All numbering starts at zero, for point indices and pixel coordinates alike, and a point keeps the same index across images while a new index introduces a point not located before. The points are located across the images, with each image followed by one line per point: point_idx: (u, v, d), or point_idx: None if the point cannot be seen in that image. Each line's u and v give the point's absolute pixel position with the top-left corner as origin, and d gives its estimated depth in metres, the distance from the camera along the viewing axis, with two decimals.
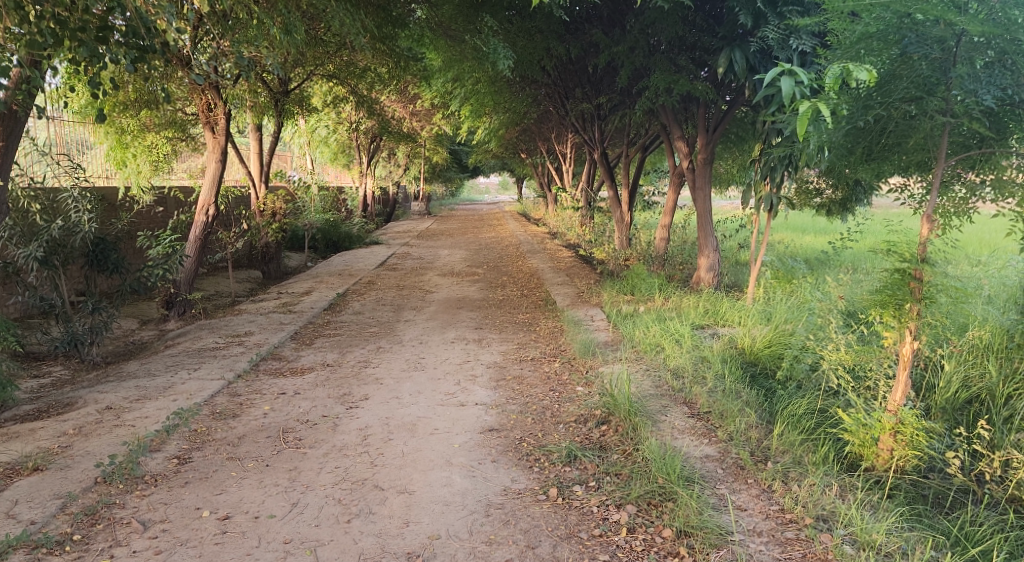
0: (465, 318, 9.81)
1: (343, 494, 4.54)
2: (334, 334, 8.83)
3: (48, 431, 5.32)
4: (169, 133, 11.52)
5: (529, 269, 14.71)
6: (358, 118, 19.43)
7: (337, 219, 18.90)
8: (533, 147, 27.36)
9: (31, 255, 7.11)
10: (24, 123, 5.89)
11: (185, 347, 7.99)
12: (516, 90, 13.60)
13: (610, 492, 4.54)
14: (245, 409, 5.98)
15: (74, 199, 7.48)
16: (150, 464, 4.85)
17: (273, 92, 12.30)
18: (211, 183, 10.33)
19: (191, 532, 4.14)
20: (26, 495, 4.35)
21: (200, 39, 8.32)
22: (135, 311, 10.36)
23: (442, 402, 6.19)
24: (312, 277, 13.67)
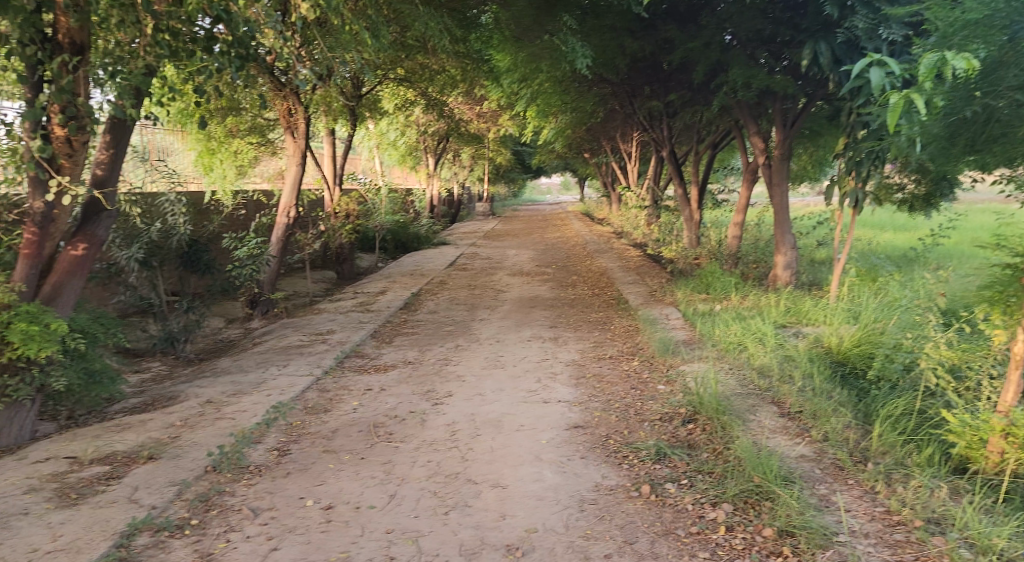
0: (539, 317, 9.83)
1: (438, 487, 4.63)
2: (412, 333, 8.98)
3: (157, 423, 5.71)
4: (253, 139, 11.94)
5: (598, 268, 14.66)
6: (427, 120, 19.75)
7: (406, 220, 19.19)
8: (597, 146, 27.17)
9: (132, 257, 7.63)
10: (132, 130, 6.14)
11: (272, 344, 8.29)
12: (583, 89, 13.57)
13: (704, 490, 4.50)
14: (335, 404, 6.16)
15: (170, 202, 7.92)
16: (254, 455, 5.08)
17: (349, 97, 12.65)
18: (292, 186, 10.66)
19: (297, 520, 4.28)
20: (144, 482, 4.61)
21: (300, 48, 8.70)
22: (220, 311, 10.78)
23: (524, 399, 6.22)
24: (385, 276, 13.91)
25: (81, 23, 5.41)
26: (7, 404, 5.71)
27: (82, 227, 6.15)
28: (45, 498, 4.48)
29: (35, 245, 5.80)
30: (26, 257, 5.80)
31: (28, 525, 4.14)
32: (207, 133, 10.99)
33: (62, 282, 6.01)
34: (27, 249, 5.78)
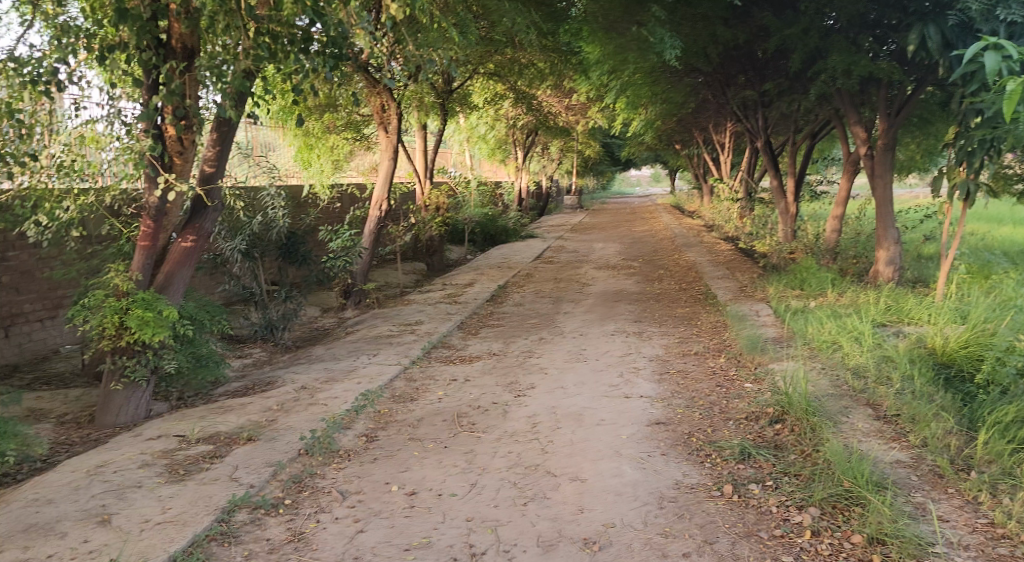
0: (624, 311, 9.79)
1: (517, 478, 4.73)
2: (497, 325, 9.11)
3: (256, 406, 6.10)
4: (348, 134, 12.47)
5: (686, 262, 14.44)
6: (516, 113, 19.92)
7: (494, 213, 19.41)
8: (689, 137, 26.64)
9: (236, 248, 8.13)
10: (236, 129, 6.48)
11: (363, 334, 8.61)
12: (674, 81, 13.35)
13: (790, 493, 4.41)
14: (421, 393, 6.37)
15: (271, 197, 8.39)
16: (343, 441, 5.34)
17: (439, 92, 12.89)
18: (384, 179, 10.99)
19: (383, 504, 4.46)
20: (244, 462, 4.92)
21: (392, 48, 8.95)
22: (316, 301, 11.25)
23: (606, 393, 6.24)
24: (473, 269, 14.14)
25: (192, 28, 5.80)
26: (126, 385, 6.23)
27: (191, 220, 6.57)
28: (156, 473, 4.84)
29: (147, 236, 6.23)
30: (143, 247, 6.26)
31: (141, 497, 4.49)
32: (306, 129, 11.57)
33: (173, 272, 6.44)
34: (144, 240, 6.24)
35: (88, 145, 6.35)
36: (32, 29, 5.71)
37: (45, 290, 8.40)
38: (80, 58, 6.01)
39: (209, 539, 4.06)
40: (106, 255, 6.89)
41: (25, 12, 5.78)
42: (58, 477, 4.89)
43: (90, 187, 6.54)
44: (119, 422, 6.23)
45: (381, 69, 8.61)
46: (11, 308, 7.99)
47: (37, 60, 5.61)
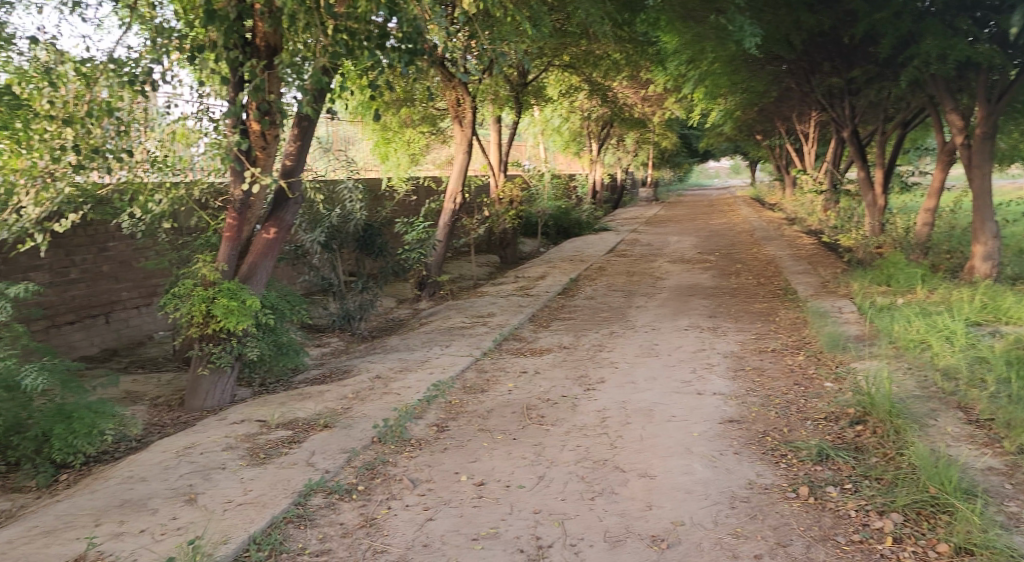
0: (698, 306, 9.61)
1: (586, 472, 4.73)
2: (569, 318, 9.10)
3: (333, 394, 6.28)
4: (424, 128, 12.54)
5: (765, 256, 14.06)
6: (591, 105, 19.80)
7: (568, 205, 19.38)
8: (770, 127, 25.89)
9: (315, 240, 8.39)
10: (315, 124, 6.66)
11: (437, 325, 8.76)
12: (755, 69, 12.98)
13: (871, 497, 4.25)
14: (491, 384, 6.44)
15: (349, 190, 8.65)
16: (415, 430, 5.46)
17: (514, 85, 12.94)
18: (458, 173, 11.12)
19: (452, 494, 4.53)
20: (320, 447, 5.09)
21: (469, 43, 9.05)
22: (392, 292, 11.48)
23: (678, 389, 6.16)
24: (546, 262, 14.16)
25: (274, 28, 6.01)
26: (212, 370, 6.51)
27: (273, 212, 6.78)
28: (239, 455, 5.06)
29: (232, 227, 6.49)
30: (229, 239, 6.51)
31: (225, 478, 4.70)
32: (383, 123, 11.81)
33: (256, 263, 6.68)
34: (229, 232, 6.49)
35: (178, 141, 6.65)
36: (130, 31, 6.00)
37: (141, 279, 8.86)
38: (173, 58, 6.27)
39: (287, 521, 4.20)
40: (195, 246, 7.22)
41: (123, 15, 6.09)
42: (150, 456, 5.17)
43: (179, 180, 6.79)
44: (206, 406, 6.52)
45: (456, 63, 8.69)
46: (110, 296, 8.45)
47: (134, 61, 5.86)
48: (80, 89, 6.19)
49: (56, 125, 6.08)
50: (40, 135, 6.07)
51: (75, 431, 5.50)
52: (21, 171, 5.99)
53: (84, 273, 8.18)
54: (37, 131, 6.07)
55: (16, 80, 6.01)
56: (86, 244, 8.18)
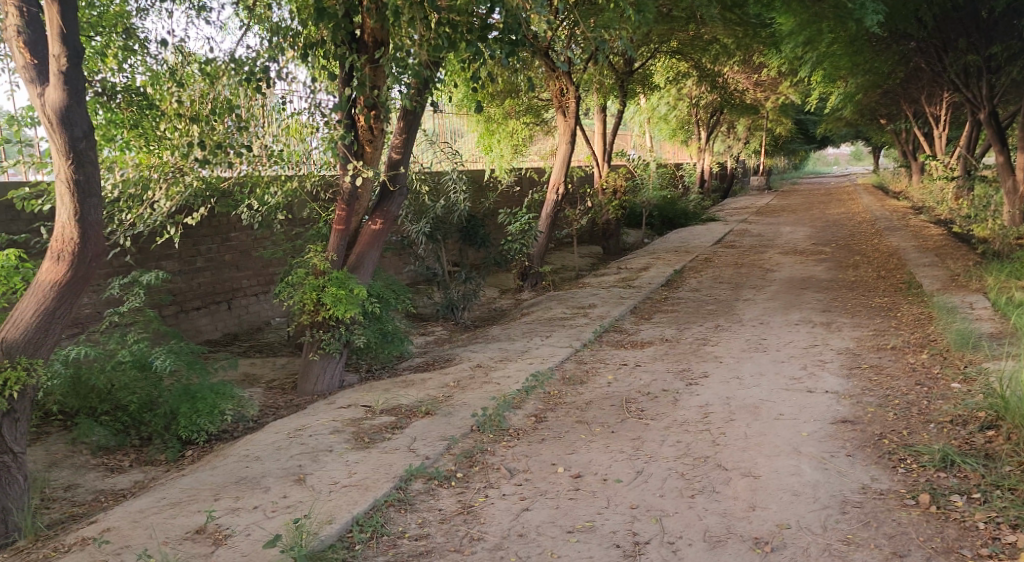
0: (811, 299, 9.17)
1: (686, 469, 4.60)
2: (672, 310, 8.88)
3: (435, 382, 6.40)
4: (527, 119, 12.61)
5: (887, 247, 13.26)
6: (700, 91, 19.30)
7: (674, 195, 18.95)
8: (895, 110, 24.35)
9: (421, 231, 8.58)
10: (420, 116, 6.74)
11: (538, 316, 8.76)
12: (880, 48, 12.23)
13: (1001, 509, 3.92)
14: (591, 376, 6.38)
15: (454, 181, 8.66)
16: (513, 419, 5.48)
17: (619, 74, 12.74)
18: (561, 163, 11.07)
19: (548, 485, 4.52)
20: (421, 434, 5.20)
21: (575, 31, 8.95)
22: (494, 283, 11.59)
23: (787, 386, 5.89)
24: (650, 253, 13.89)
25: (380, 23, 6.11)
26: (322, 355, 6.76)
27: (379, 204, 6.95)
28: (345, 439, 5.23)
29: (341, 219, 6.69)
30: (338, 230, 6.74)
31: (331, 460, 4.87)
32: (487, 115, 11.95)
33: (362, 254, 6.86)
34: (338, 223, 6.70)
35: (293, 137, 6.99)
36: (250, 32, 6.30)
37: (260, 268, 9.33)
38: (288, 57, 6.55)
39: (388, 504, 4.28)
40: (307, 236, 7.53)
41: (244, 16, 6.37)
42: (265, 437, 5.42)
43: (293, 173, 7.15)
44: (317, 390, 6.77)
45: (559, 52, 8.60)
46: (232, 284, 8.91)
47: (253, 60, 6.20)
48: (204, 89, 6.52)
49: (184, 123, 6.51)
50: (171, 133, 6.52)
51: (198, 410, 5.84)
52: (153, 166, 6.48)
53: (209, 261, 8.63)
54: (167, 130, 6.53)
55: (148, 83, 6.51)
56: (211, 234, 8.65)
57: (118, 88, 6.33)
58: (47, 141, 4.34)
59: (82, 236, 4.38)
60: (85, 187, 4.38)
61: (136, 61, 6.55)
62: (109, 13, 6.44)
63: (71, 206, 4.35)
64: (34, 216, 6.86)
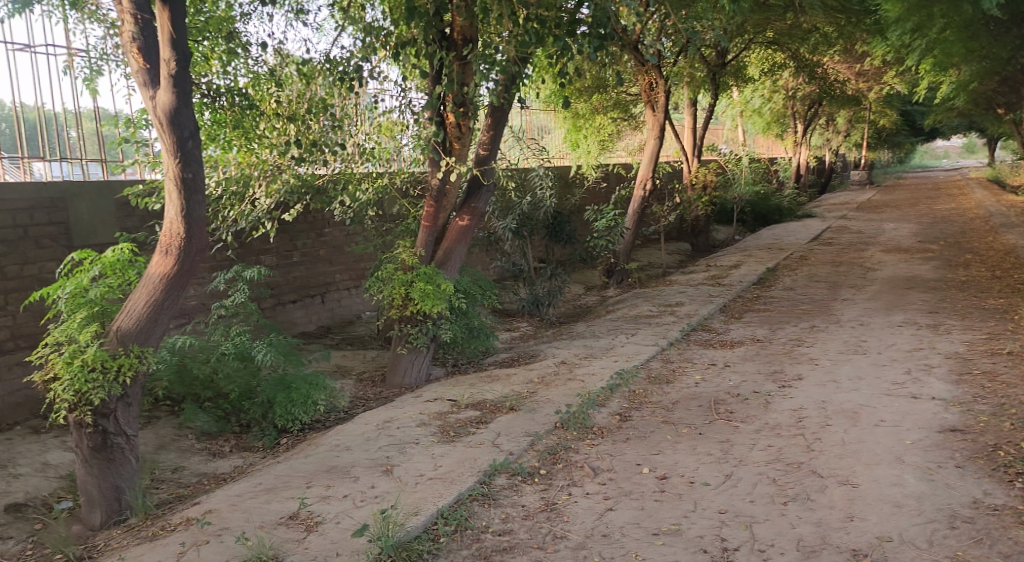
0: (916, 300, 8.69)
1: (778, 474, 4.44)
2: (765, 310, 8.60)
3: (519, 377, 6.42)
4: (615, 114, 12.46)
5: (1002, 246, 12.42)
6: (798, 83, 18.61)
7: (768, 191, 18.34)
8: (1013, 99, 22.76)
9: (507, 227, 8.63)
10: (508, 112, 6.73)
11: (624, 313, 8.66)
12: (998, 33, 11.45)
13: None
14: (678, 375, 6.25)
15: (540, 177, 8.71)
16: (597, 417, 5.42)
17: (711, 66, 12.44)
18: (649, 159, 10.89)
19: (633, 485, 4.44)
20: (505, 429, 5.21)
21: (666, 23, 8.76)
22: (580, 280, 11.52)
23: (889, 391, 5.60)
24: (742, 250, 13.50)
25: (469, 20, 6.12)
26: (410, 349, 6.86)
27: (468, 200, 7.00)
28: (431, 432, 5.30)
29: (430, 216, 6.79)
30: (426, 226, 6.84)
31: (418, 452, 4.94)
32: (574, 111, 11.92)
33: (451, 249, 6.93)
34: (427, 220, 6.81)
35: (385, 134, 7.05)
36: (344, 33, 6.48)
37: (351, 263, 9.61)
38: (380, 56, 6.71)
39: (473, 498, 4.30)
40: (396, 232, 7.69)
41: (339, 17, 6.57)
42: (354, 428, 5.56)
43: (385, 170, 7.16)
44: (405, 383, 6.89)
45: (649, 45, 8.44)
46: (324, 278, 9.19)
47: (348, 60, 6.42)
48: (302, 89, 6.79)
49: (282, 122, 6.78)
50: (269, 133, 6.79)
51: (294, 400, 6.05)
52: (252, 165, 6.64)
53: (304, 255, 8.92)
54: (265, 129, 6.81)
55: (250, 84, 6.85)
56: (306, 229, 8.94)
57: (223, 90, 6.76)
58: (158, 141, 4.57)
59: (188, 232, 4.59)
60: (191, 185, 4.58)
61: (238, 64, 6.85)
62: (215, 18, 6.70)
63: (178, 203, 4.56)
64: (146, 213, 7.28)
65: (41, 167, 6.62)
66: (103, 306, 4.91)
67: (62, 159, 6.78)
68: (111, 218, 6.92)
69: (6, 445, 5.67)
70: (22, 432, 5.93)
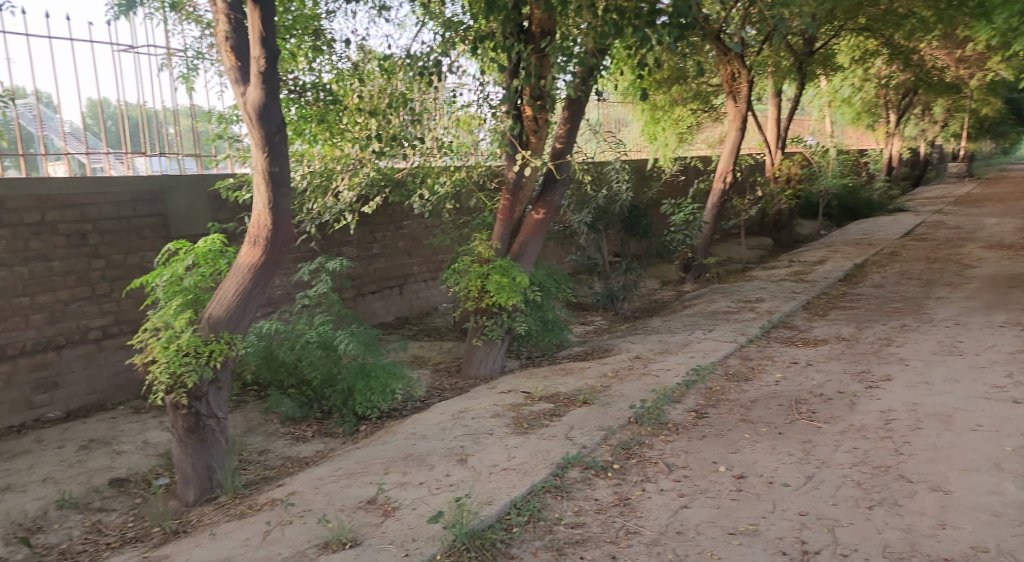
0: (1018, 299, 8.21)
1: (863, 477, 4.29)
2: (851, 307, 8.29)
3: (594, 371, 6.40)
4: (695, 105, 12.19)
5: None
6: (892, 70, 17.80)
7: (857, 184, 17.64)
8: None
9: (583, 221, 8.61)
10: (585, 105, 6.71)
11: (701, 309, 8.52)
12: None
13: None
14: (757, 373, 6.11)
15: (616, 170, 8.65)
16: (673, 414, 5.36)
17: (797, 55, 12.04)
18: (730, 152, 10.65)
19: (709, 483, 4.38)
20: (579, 423, 5.21)
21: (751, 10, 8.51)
22: (656, 274, 11.39)
23: (986, 395, 5.32)
24: (828, 245, 13.04)
25: (548, 13, 6.12)
26: (485, 341, 6.94)
27: (543, 194, 7.01)
28: (505, 423, 5.35)
29: (506, 210, 6.84)
30: (502, 220, 6.90)
31: (492, 443, 5.00)
32: (652, 103, 11.75)
33: (526, 242, 6.98)
34: (502, 213, 6.86)
35: (463, 129, 7.13)
36: (425, 28, 6.59)
37: (429, 255, 9.78)
38: (459, 50, 6.76)
39: (546, 490, 4.32)
40: (473, 225, 7.79)
41: (419, 13, 6.68)
42: (431, 417, 5.67)
43: (462, 164, 7.33)
44: (480, 374, 6.97)
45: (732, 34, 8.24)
46: (403, 270, 9.39)
47: (427, 55, 6.46)
48: (383, 85, 6.86)
49: (365, 117, 6.89)
50: (352, 127, 6.94)
51: (373, 388, 6.24)
52: (336, 158, 7.00)
53: (384, 247, 9.12)
54: (349, 124, 6.96)
55: (334, 80, 7.01)
56: (386, 222, 9.14)
57: (308, 85, 6.97)
58: (247, 136, 4.77)
59: (274, 223, 4.78)
60: (278, 178, 4.77)
61: (324, 61, 7.04)
62: (303, 17, 6.91)
63: (265, 195, 4.76)
64: (237, 206, 7.56)
65: (142, 162, 7.02)
66: (197, 294, 5.17)
67: (161, 154, 7.16)
68: (205, 210, 7.22)
69: (110, 423, 6.03)
70: (124, 411, 6.30)
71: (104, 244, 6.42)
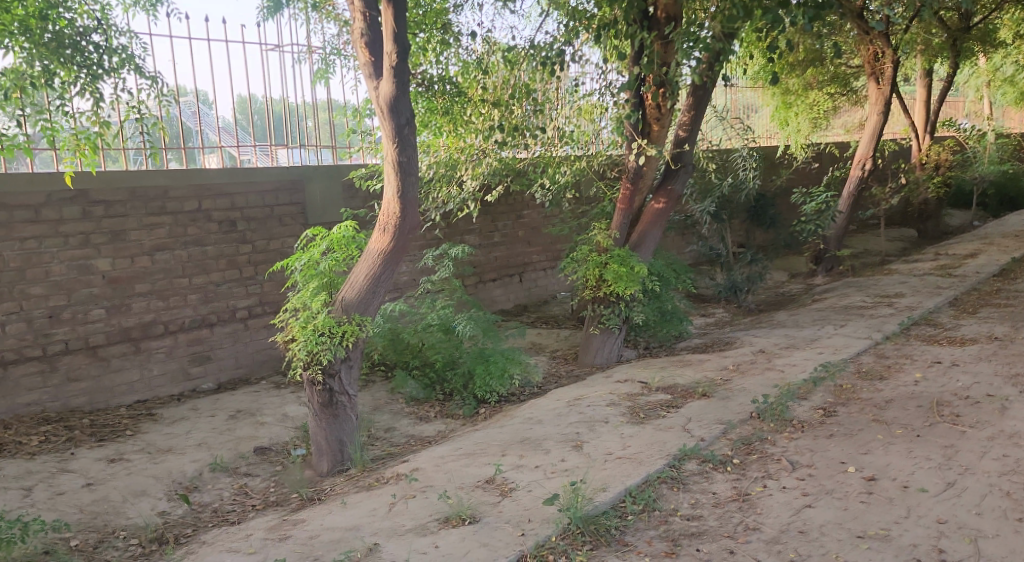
0: None
1: (1014, 488, 4.01)
2: (1005, 305, 7.68)
3: (714, 363, 6.30)
4: (832, 89, 11.44)
5: None
6: None
7: (1017, 171, 16.18)
8: None
9: (705, 210, 8.45)
10: (711, 91, 6.53)
11: (833, 303, 8.15)
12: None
13: None
14: (893, 372, 5.80)
15: (743, 158, 8.36)
16: (798, 410, 5.19)
17: (951, 31, 11.19)
18: (870, 137, 10.08)
19: (836, 484, 4.23)
20: (697, 415, 5.15)
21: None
22: (785, 265, 10.99)
23: None
24: (980, 237, 12.08)
25: None
26: (602, 330, 6.98)
27: (664, 182, 6.92)
28: (620, 412, 5.37)
29: (625, 199, 6.80)
30: (621, 209, 6.87)
31: (607, 431, 5.03)
32: (784, 87, 11.26)
33: (645, 232, 6.93)
34: (622, 202, 6.83)
35: (584, 117, 7.12)
36: (549, 18, 6.68)
37: (548, 243, 9.89)
38: (583, 39, 6.79)
39: (661, 481, 4.31)
40: (592, 214, 7.80)
41: (544, 3, 6.77)
42: (548, 403, 5.78)
43: (583, 153, 7.38)
44: (596, 363, 7.00)
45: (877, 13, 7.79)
46: (523, 258, 9.54)
47: (550, 45, 6.51)
48: (507, 75, 6.97)
49: (488, 108, 7.07)
50: (476, 118, 7.14)
51: (492, 373, 6.45)
52: (461, 149, 7.19)
53: (505, 235, 9.31)
54: (472, 115, 7.17)
55: (459, 73, 7.26)
56: (507, 211, 9.32)
57: (436, 78, 7.24)
58: (379, 127, 5.01)
59: (402, 211, 5.01)
60: (406, 167, 4.98)
61: (450, 53, 7.26)
62: (432, 11, 7.14)
63: (395, 184, 4.98)
64: (367, 195, 7.95)
65: (284, 154, 7.46)
66: (331, 278, 5.46)
67: (301, 146, 7.61)
68: (339, 198, 7.64)
69: (254, 396, 6.54)
70: (266, 386, 6.81)
71: (251, 230, 6.93)
